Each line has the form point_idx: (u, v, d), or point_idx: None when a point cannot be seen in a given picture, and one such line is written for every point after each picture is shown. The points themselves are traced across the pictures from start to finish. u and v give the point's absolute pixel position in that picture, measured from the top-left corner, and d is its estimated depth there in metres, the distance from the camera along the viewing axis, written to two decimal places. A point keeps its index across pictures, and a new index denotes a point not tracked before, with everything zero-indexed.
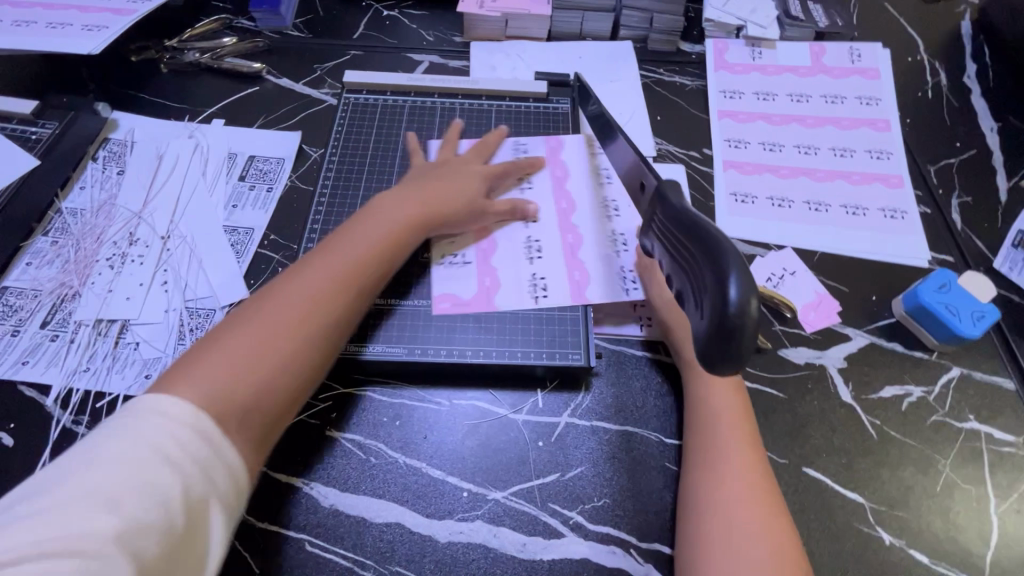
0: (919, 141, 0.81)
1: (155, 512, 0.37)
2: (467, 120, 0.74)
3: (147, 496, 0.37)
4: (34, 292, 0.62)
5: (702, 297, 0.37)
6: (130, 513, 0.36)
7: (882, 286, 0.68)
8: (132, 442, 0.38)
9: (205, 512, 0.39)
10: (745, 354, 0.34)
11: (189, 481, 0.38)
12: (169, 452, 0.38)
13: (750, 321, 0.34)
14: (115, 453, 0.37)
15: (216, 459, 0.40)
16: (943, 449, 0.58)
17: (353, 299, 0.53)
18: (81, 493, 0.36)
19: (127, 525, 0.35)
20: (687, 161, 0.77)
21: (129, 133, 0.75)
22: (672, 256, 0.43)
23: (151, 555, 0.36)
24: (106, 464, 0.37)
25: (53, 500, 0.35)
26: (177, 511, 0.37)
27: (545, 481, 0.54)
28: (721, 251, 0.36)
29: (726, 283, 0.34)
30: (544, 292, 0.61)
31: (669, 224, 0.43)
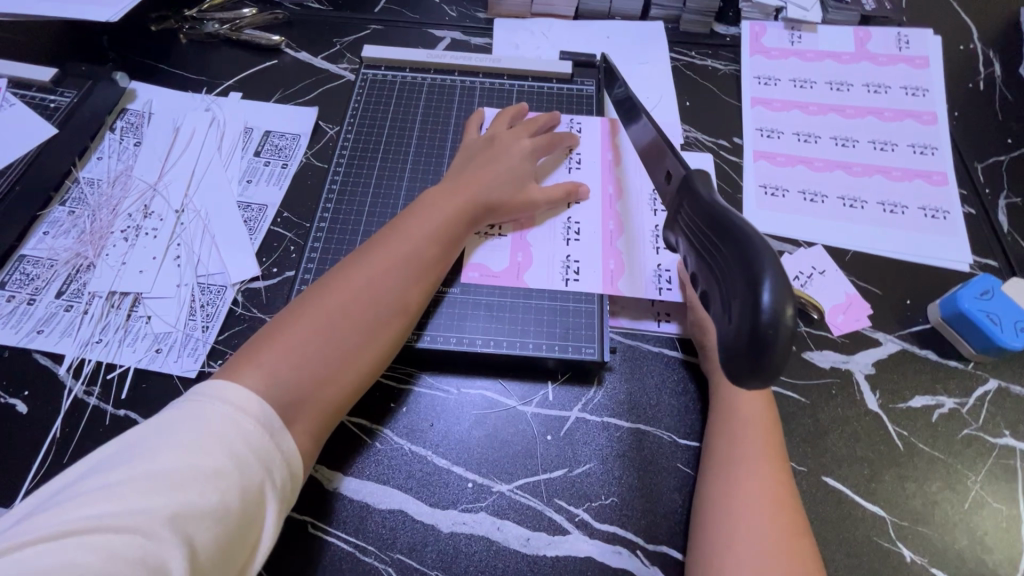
0: (967, 136, 0.76)
1: (209, 496, 0.37)
2: (487, 100, 0.72)
3: (203, 480, 0.37)
4: (50, 262, 0.63)
5: (729, 302, 0.34)
6: (185, 495, 0.36)
7: (917, 289, 0.64)
8: (193, 426, 0.39)
9: (260, 501, 0.39)
10: (776, 367, 0.31)
11: (244, 468, 0.39)
12: (227, 439, 0.39)
13: (784, 331, 0.31)
14: (177, 436, 0.38)
15: (273, 449, 0.41)
16: (974, 465, 0.55)
17: (407, 292, 0.52)
18: (141, 472, 0.36)
19: (182, 507, 0.36)
20: (715, 150, 0.74)
21: (147, 104, 0.75)
22: (697, 253, 0.40)
23: (205, 540, 0.36)
24: (168, 445, 0.38)
25: (117, 477, 0.36)
26: (233, 497, 0.37)
27: (552, 476, 0.53)
28: (755, 252, 0.33)
29: (759, 288, 0.31)
30: (575, 275, 0.60)
31: (698, 218, 0.40)
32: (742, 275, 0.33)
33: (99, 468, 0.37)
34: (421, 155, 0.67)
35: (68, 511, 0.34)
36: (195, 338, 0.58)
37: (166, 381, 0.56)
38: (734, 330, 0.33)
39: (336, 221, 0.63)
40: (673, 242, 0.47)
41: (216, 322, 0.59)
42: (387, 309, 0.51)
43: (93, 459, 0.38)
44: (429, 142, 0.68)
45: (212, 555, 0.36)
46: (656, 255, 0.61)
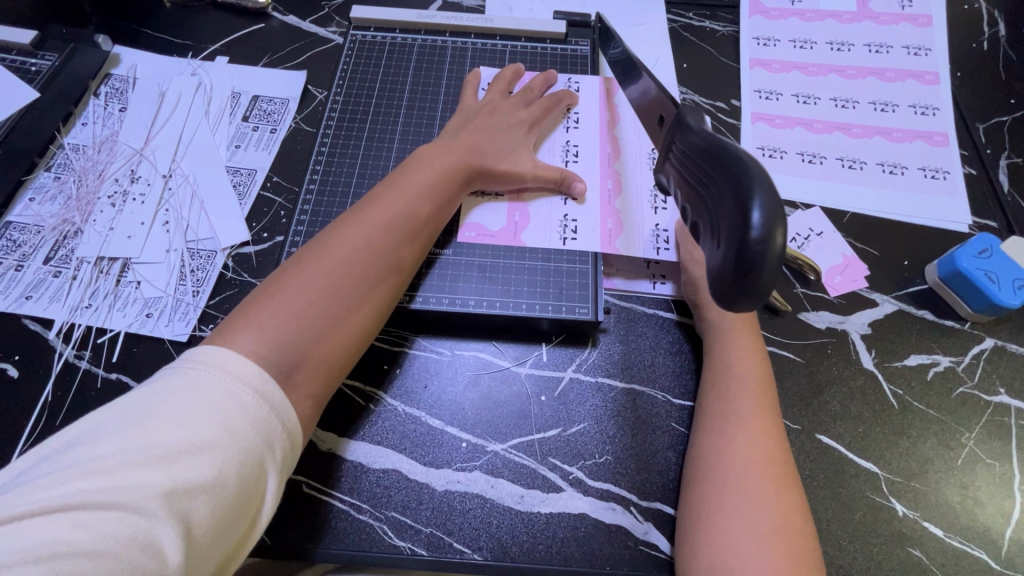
0: (969, 97, 0.74)
1: (205, 472, 0.36)
2: (480, 61, 0.70)
3: (199, 455, 0.36)
4: (37, 228, 0.62)
5: (720, 225, 0.34)
6: (181, 470, 0.35)
7: (915, 250, 0.63)
8: (189, 397, 0.37)
9: (260, 476, 0.38)
10: (766, 287, 0.31)
11: (243, 442, 0.37)
12: (225, 413, 0.37)
13: (774, 251, 0.31)
14: (171, 406, 0.37)
15: (273, 421, 0.40)
16: (968, 422, 0.55)
17: (402, 252, 0.52)
18: (134, 444, 0.35)
19: (178, 484, 0.35)
20: (712, 113, 0.72)
21: (131, 69, 0.73)
22: (689, 188, 0.40)
23: (200, 516, 0.35)
24: (162, 416, 0.36)
25: (108, 449, 0.34)
26: (230, 473, 0.36)
27: (546, 436, 0.53)
28: (745, 173, 0.33)
29: (749, 208, 0.31)
30: (574, 234, 0.59)
31: (689, 152, 0.40)
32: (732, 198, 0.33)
33: (88, 437, 0.35)
34: (411, 117, 0.65)
35: (56, 485, 0.33)
36: (186, 302, 0.58)
37: (158, 345, 0.56)
38: (725, 252, 0.33)
39: (326, 184, 0.61)
40: (665, 182, 0.46)
41: (206, 287, 0.59)
42: (383, 272, 0.50)
43: (81, 424, 0.36)
44: (420, 104, 0.66)
45: (211, 530, 0.36)
46: (654, 215, 0.60)
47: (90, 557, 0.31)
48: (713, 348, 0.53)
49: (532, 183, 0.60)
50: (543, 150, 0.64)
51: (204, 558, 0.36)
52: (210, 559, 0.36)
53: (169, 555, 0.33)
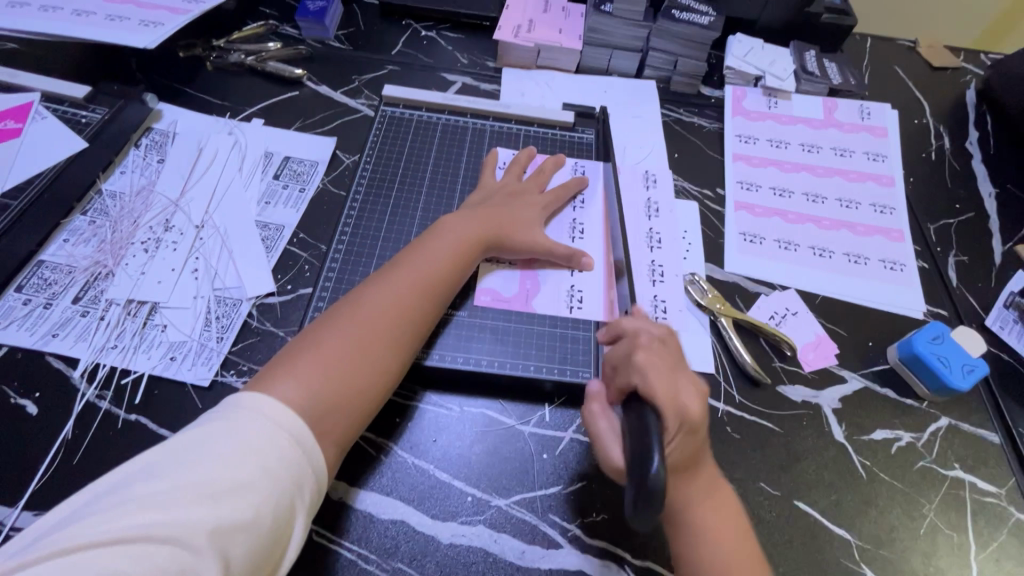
0: (921, 199, 0.85)
1: (245, 512, 0.39)
2: (497, 141, 0.78)
3: (242, 495, 0.39)
4: (69, 269, 0.65)
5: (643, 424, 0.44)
6: (224, 509, 0.38)
7: (878, 333, 0.71)
8: (235, 439, 0.41)
9: (291, 517, 0.41)
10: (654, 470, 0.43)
11: (279, 485, 0.41)
12: (266, 456, 0.41)
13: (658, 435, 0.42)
14: (219, 448, 0.40)
15: (305, 466, 0.43)
16: (928, 494, 0.60)
17: (425, 311, 0.57)
18: (184, 482, 0.38)
19: (221, 521, 0.38)
20: (701, 200, 0.81)
21: (172, 125, 0.79)
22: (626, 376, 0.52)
23: (238, 553, 0.38)
24: (211, 457, 0.40)
25: (162, 486, 0.38)
26: (266, 513, 0.40)
27: (547, 493, 0.56)
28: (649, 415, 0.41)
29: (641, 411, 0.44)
30: (579, 304, 0.65)
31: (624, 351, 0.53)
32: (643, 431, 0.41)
33: (141, 475, 0.38)
34: (433, 188, 0.72)
35: (113, 519, 0.35)
36: (210, 348, 0.61)
37: (180, 389, 0.58)
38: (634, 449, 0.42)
39: (353, 244, 0.66)
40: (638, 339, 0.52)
41: (230, 334, 0.62)
42: (407, 329, 0.55)
43: (134, 463, 0.39)
44: (441, 176, 0.73)
45: (244, 569, 0.38)
46: (653, 287, 0.69)
47: None
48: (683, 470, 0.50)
49: (545, 256, 0.66)
50: (551, 225, 0.71)
51: None
52: None
53: None
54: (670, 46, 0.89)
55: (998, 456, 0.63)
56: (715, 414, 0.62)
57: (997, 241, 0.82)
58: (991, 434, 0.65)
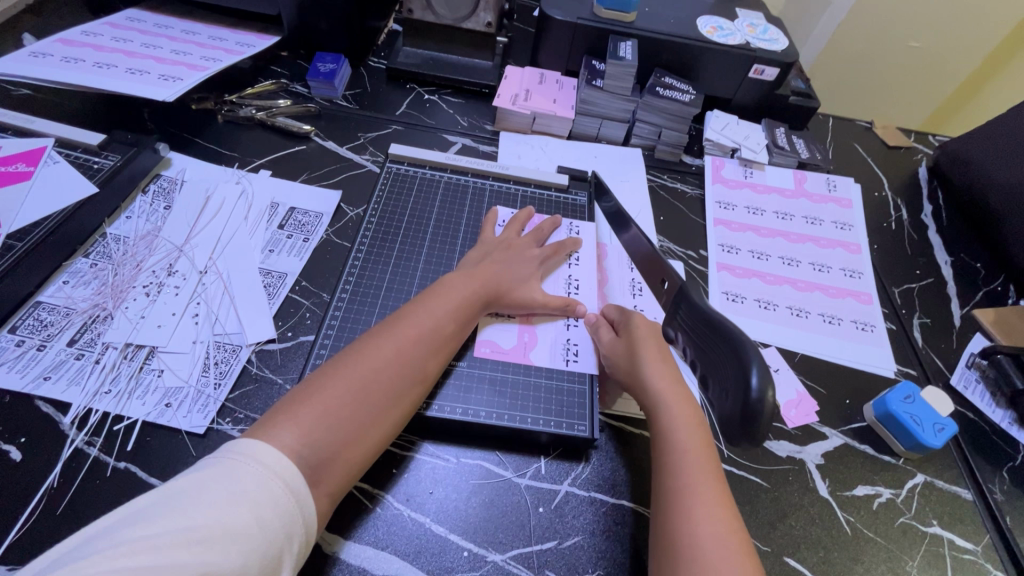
0: (885, 266, 0.92)
1: (234, 561, 0.38)
2: (496, 200, 0.82)
3: (232, 541, 0.38)
4: (66, 310, 0.65)
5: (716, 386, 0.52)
6: (213, 556, 0.37)
7: (855, 391, 0.75)
8: (231, 484, 0.41)
9: (276, 569, 0.41)
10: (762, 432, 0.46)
11: (270, 533, 0.41)
12: (260, 502, 0.41)
13: (768, 405, 0.45)
14: (214, 492, 0.40)
15: (297, 515, 0.43)
16: (910, 551, 0.62)
17: (429, 363, 0.58)
18: (175, 525, 0.38)
19: (209, 568, 0.37)
20: (686, 260, 0.86)
21: (180, 173, 0.82)
22: (695, 346, 0.57)
23: None
24: (205, 501, 0.39)
25: (155, 528, 0.37)
26: (254, 562, 0.39)
27: (543, 547, 0.56)
28: (744, 345, 0.49)
29: (750, 374, 0.47)
30: (575, 357, 0.67)
31: (694, 322, 0.57)
32: (734, 365, 0.49)
33: (134, 518, 0.38)
34: (435, 242, 0.75)
35: (102, 561, 0.34)
36: (207, 394, 0.60)
37: (174, 437, 0.57)
38: (731, 406, 0.48)
39: (356, 292, 0.68)
40: (672, 334, 0.62)
41: (228, 380, 0.62)
42: (411, 381, 0.56)
43: (130, 505, 0.39)
44: (444, 231, 0.77)
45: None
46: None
47: None
48: (667, 455, 0.55)
49: (542, 310, 0.69)
50: (548, 280, 0.74)
51: None
52: None
53: None
54: (656, 119, 0.97)
55: (971, 513, 0.66)
56: None
57: (956, 305, 0.89)
58: (963, 490, 0.68)
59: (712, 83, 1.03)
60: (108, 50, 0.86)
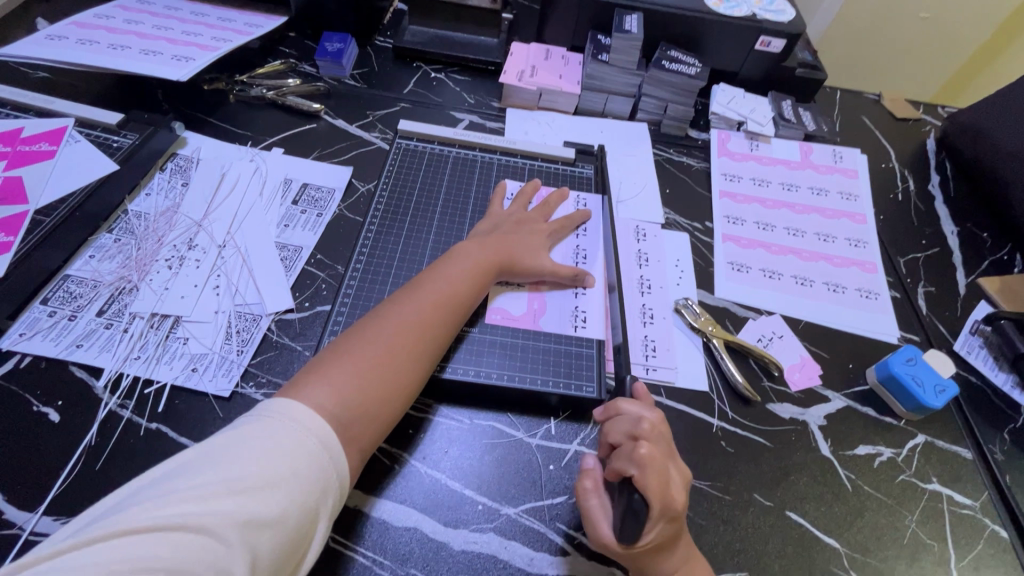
0: (890, 235, 0.93)
1: (273, 509, 0.39)
2: (504, 173, 0.84)
3: (271, 492, 0.39)
4: (94, 283, 0.67)
5: (619, 504, 0.51)
6: (254, 505, 0.38)
7: (858, 356, 0.76)
8: (267, 440, 0.41)
9: (315, 519, 0.41)
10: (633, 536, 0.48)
11: (306, 486, 0.41)
12: (296, 457, 0.41)
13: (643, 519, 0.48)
14: (253, 447, 0.40)
15: (331, 469, 0.43)
16: (910, 506, 0.64)
17: (447, 325, 0.60)
18: (217, 476, 0.38)
19: (250, 516, 0.38)
20: (691, 231, 0.87)
21: (196, 152, 0.84)
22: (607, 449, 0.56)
23: (263, 552, 0.38)
24: (243, 455, 0.40)
25: (197, 479, 0.38)
26: (294, 511, 0.40)
27: (555, 502, 0.58)
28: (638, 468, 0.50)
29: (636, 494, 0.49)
30: (583, 323, 0.69)
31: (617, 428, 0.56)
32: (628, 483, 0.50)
33: (179, 470, 0.39)
34: (445, 215, 0.77)
35: (150, 509, 0.36)
36: (230, 360, 0.63)
37: (201, 400, 0.60)
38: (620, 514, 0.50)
39: (370, 263, 0.70)
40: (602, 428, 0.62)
41: (250, 347, 0.65)
42: (432, 342, 0.57)
43: (171, 461, 0.40)
44: (453, 204, 0.79)
45: (270, 566, 0.38)
46: (643, 328, 0.73)
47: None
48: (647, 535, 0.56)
49: (551, 278, 0.71)
50: (556, 250, 0.76)
51: None
52: None
53: None
54: (662, 93, 0.97)
55: (971, 471, 0.68)
56: (710, 428, 0.66)
57: (961, 274, 0.90)
58: (963, 450, 0.69)
59: (718, 56, 1.03)
60: (121, 32, 0.88)
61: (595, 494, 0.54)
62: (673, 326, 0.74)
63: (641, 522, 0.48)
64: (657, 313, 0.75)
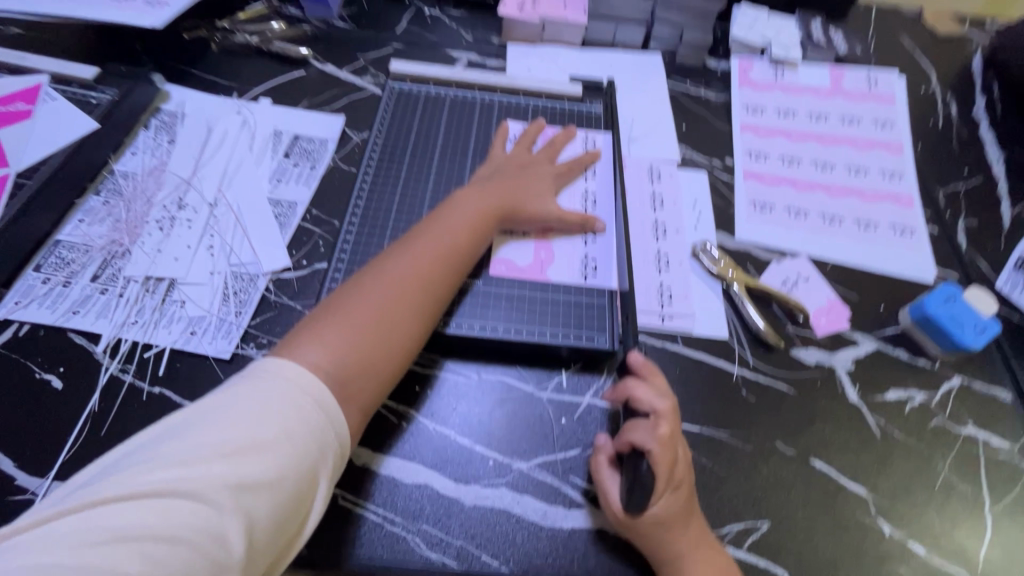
0: (929, 166, 0.85)
1: (268, 471, 0.37)
2: (506, 114, 0.78)
3: (265, 454, 0.38)
4: (85, 247, 0.65)
5: (625, 475, 0.51)
6: (247, 468, 0.37)
7: (890, 297, 0.71)
8: (258, 401, 0.40)
9: (315, 480, 0.40)
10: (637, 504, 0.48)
11: (302, 447, 0.39)
12: (289, 417, 0.40)
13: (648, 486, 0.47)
14: (243, 409, 0.39)
15: (329, 429, 0.41)
16: (942, 451, 0.61)
17: (448, 278, 0.56)
18: (206, 439, 0.37)
19: (243, 479, 0.36)
20: (710, 169, 0.81)
21: (180, 106, 0.79)
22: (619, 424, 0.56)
23: (260, 514, 0.36)
24: (233, 416, 0.38)
25: (184, 443, 0.36)
26: (290, 473, 0.38)
27: (568, 455, 0.57)
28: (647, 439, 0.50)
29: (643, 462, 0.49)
30: (594, 272, 0.65)
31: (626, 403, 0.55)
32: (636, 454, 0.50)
33: (166, 433, 0.37)
34: (444, 161, 0.72)
35: (136, 474, 0.34)
36: (229, 322, 0.61)
37: (202, 362, 0.59)
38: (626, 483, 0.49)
39: (367, 216, 0.67)
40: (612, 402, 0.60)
41: (249, 308, 0.62)
42: (433, 296, 0.54)
43: (158, 424, 0.38)
44: (452, 150, 0.73)
45: (269, 528, 0.37)
46: (658, 275, 0.69)
47: (167, 542, 0.32)
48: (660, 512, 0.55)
49: (558, 224, 0.66)
50: (564, 195, 0.71)
51: (261, 558, 0.37)
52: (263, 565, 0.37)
53: (233, 547, 0.34)
54: (677, 17, 0.88)
55: (1010, 414, 0.64)
56: (730, 376, 0.63)
57: (1006, 205, 0.83)
58: (1003, 392, 0.65)
59: None
60: None
61: (606, 468, 0.54)
62: (690, 272, 0.69)
63: (646, 491, 0.47)
64: (673, 258, 0.70)
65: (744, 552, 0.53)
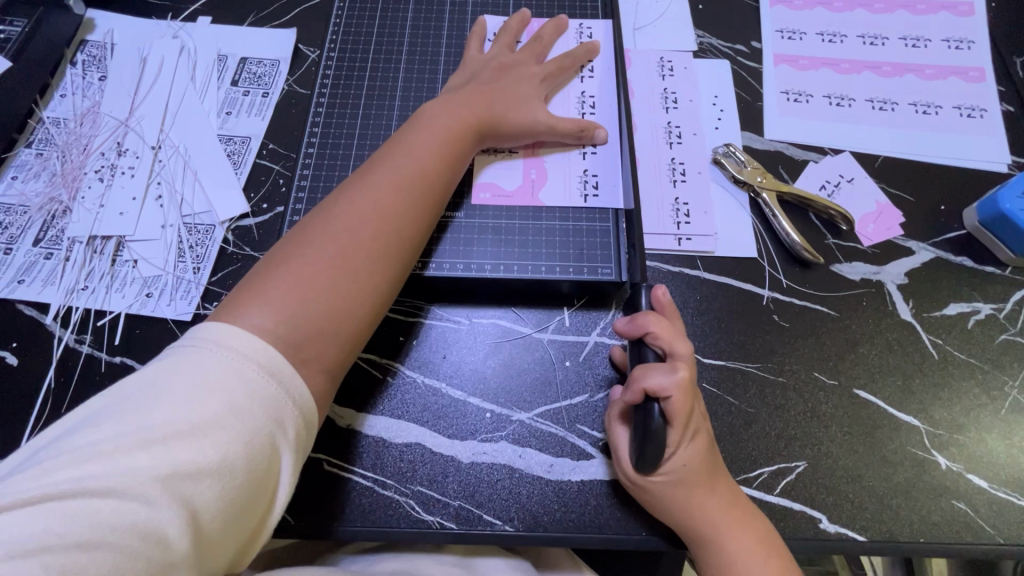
0: (1007, 27, 0.69)
1: (208, 455, 0.32)
2: (484, 8, 0.65)
3: (202, 437, 0.33)
4: (23, 208, 0.58)
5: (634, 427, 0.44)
6: (182, 453, 0.32)
7: (953, 194, 0.60)
8: (190, 376, 0.34)
9: (273, 456, 0.35)
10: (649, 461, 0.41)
11: (249, 423, 0.34)
12: (229, 391, 0.34)
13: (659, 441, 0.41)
14: (171, 386, 0.34)
15: (282, 399, 0.36)
16: (1011, 370, 0.52)
17: (419, 214, 0.48)
18: (131, 425, 0.32)
19: (178, 467, 0.32)
20: (733, 56, 0.67)
21: (108, 34, 0.68)
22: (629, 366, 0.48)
23: (207, 502, 0.32)
24: (161, 396, 0.33)
25: (107, 432, 0.32)
26: (238, 453, 0.33)
27: (574, 402, 0.51)
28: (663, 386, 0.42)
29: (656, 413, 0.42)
30: (595, 190, 0.56)
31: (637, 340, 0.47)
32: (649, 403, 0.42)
33: (87, 421, 0.33)
34: (412, 73, 0.61)
35: (50, 472, 0.30)
36: (187, 280, 0.55)
37: (162, 326, 0.53)
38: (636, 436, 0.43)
39: (325, 146, 0.57)
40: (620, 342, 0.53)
41: (207, 263, 0.56)
42: (402, 237, 0.46)
43: (84, 409, 0.34)
44: (421, 58, 0.62)
45: (223, 514, 0.33)
46: (673, 188, 0.59)
47: (91, 547, 0.29)
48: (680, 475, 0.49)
49: (550, 136, 0.56)
50: (556, 101, 0.60)
51: (219, 544, 0.33)
52: (224, 549, 0.34)
53: (175, 542, 0.31)
54: None
55: None
56: (760, 301, 0.54)
57: None
58: None
59: None
60: None
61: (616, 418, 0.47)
62: (711, 182, 0.59)
63: (660, 449, 0.41)
64: (690, 168, 0.60)
65: (777, 496, 0.47)
